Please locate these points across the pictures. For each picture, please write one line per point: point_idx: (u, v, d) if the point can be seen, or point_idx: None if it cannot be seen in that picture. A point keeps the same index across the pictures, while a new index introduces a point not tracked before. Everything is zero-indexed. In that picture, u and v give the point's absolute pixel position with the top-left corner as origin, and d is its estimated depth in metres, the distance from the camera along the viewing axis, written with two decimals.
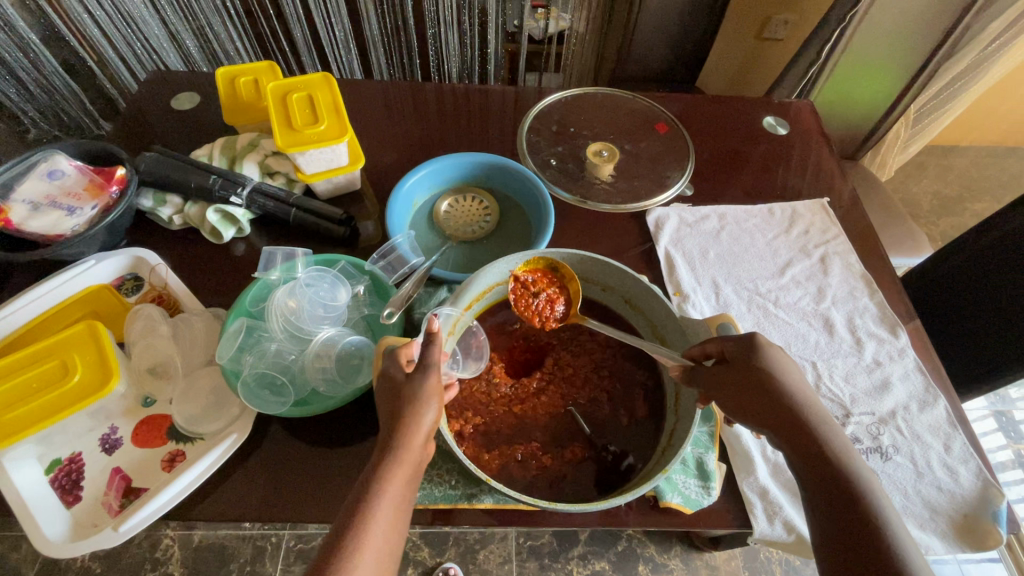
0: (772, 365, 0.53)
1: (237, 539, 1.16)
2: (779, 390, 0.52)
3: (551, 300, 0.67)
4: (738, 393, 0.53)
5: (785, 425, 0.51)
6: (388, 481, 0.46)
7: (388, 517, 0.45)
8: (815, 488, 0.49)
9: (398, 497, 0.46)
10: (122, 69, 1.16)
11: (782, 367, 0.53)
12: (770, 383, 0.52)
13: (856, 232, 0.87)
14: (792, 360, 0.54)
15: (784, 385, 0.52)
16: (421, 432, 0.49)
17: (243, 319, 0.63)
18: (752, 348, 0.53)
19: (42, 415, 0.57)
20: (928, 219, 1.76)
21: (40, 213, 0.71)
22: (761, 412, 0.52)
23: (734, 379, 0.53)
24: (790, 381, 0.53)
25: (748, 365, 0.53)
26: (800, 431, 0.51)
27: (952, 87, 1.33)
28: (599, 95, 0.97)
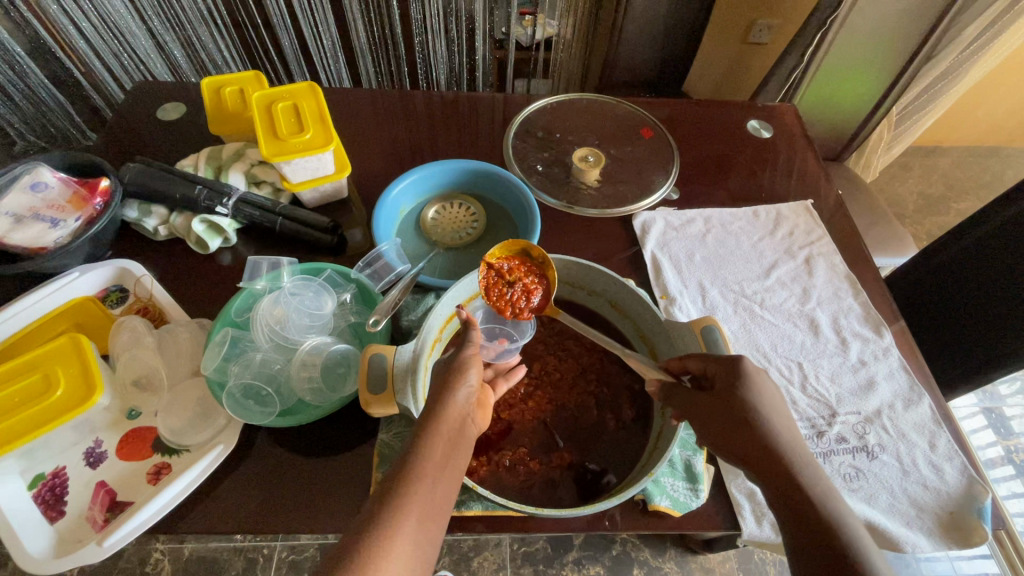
0: (753, 393, 0.50)
1: (228, 551, 1.15)
2: (758, 420, 0.49)
3: (526, 288, 0.65)
4: (716, 421, 0.51)
5: (763, 458, 0.48)
6: (424, 471, 0.46)
7: (424, 506, 0.44)
8: (793, 529, 0.45)
9: (435, 489, 0.46)
10: (108, 80, 1.16)
11: (764, 395, 0.50)
12: (748, 412, 0.49)
13: (840, 233, 0.88)
14: (769, 382, 0.52)
15: (764, 413, 0.49)
16: (465, 398, 0.52)
17: (228, 329, 0.63)
18: (733, 372, 0.51)
19: (24, 430, 0.57)
20: (914, 219, 1.79)
21: (22, 226, 0.70)
22: (739, 443, 0.49)
23: (711, 406, 0.51)
24: (773, 409, 0.50)
25: (728, 390, 0.50)
26: (778, 465, 0.47)
27: (933, 89, 1.35)
28: (585, 100, 0.98)
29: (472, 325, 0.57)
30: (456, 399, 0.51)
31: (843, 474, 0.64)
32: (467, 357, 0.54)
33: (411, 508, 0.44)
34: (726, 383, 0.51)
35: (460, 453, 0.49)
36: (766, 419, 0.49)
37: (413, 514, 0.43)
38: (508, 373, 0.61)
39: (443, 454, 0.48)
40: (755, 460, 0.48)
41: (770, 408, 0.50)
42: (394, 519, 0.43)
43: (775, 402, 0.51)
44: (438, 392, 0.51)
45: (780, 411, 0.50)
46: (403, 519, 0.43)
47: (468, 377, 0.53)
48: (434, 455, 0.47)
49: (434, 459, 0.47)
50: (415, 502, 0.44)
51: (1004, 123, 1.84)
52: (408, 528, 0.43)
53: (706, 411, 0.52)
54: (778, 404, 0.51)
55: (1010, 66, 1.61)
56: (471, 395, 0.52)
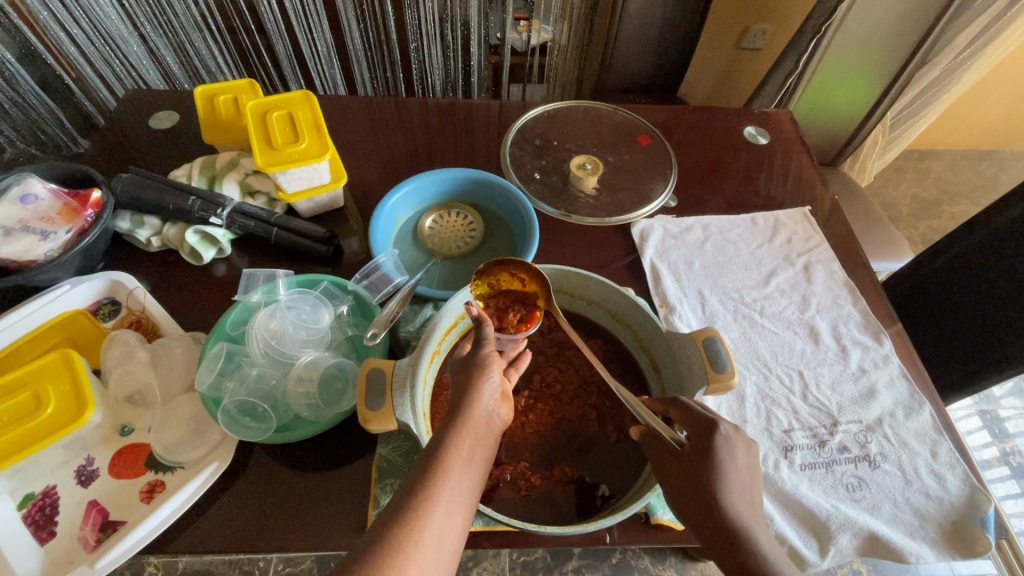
0: (722, 464, 0.49)
1: (222, 564, 1.14)
2: (724, 493, 0.49)
3: (517, 323, 0.63)
4: (680, 486, 0.50)
5: (720, 533, 0.48)
6: (451, 467, 0.46)
7: (450, 501, 0.45)
8: None
9: (461, 486, 0.46)
10: (99, 86, 1.14)
11: (734, 465, 0.50)
12: (715, 485, 0.49)
13: (838, 240, 0.88)
14: (743, 456, 0.51)
15: (730, 486, 0.49)
16: (486, 395, 0.52)
17: (223, 343, 0.62)
18: (705, 439, 0.50)
19: (13, 450, 0.55)
20: (908, 222, 1.79)
21: (12, 239, 0.69)
22: (701, 514, 0.49)
23: (679, 471, 0.51)
24: (740, 481, 0.50)
25: (696, 458, 0.50)
26: (736, 542, 0.47)
27: (927, 94, 1.36)
28: (581, 108, 0.98)
29: (484, 321, 0.56)
30: (480, 400, 0.51)
31: (845, 483, 0.64)
32: (486, 359, 0.54)
33: (438, 501, 0.44)
34: (697, 450, 0.50)
35: (484, 449, 0.50)
36: (731, 493, 0.49)
37: (440, 509, 0.44)
38: (516, 361, 0.61)
39: (469, 451, 0.48)
40: (714, 533, 0.48)
41: (737, 481, 0.50)
42: (422, 512, 0.43)
43: (742, 477, 0.50)
44: (462, 395, 0.51)
45: (747, 483, 0.50)
46: (429, 514, 0.43)
47: (492, 377, 0.53)
48: (460, 450, 0.47)
49: (460, 455, 0.47)
50: (442, 497, 0.44)
51: (994, 127, 1.86)
52: (435, 521, 0.43)
53: (673, 475, 0.51)
54: (744, 477, 0.50)
55: (1001, 72, 1.62)
56: (495, 394, 0.53)
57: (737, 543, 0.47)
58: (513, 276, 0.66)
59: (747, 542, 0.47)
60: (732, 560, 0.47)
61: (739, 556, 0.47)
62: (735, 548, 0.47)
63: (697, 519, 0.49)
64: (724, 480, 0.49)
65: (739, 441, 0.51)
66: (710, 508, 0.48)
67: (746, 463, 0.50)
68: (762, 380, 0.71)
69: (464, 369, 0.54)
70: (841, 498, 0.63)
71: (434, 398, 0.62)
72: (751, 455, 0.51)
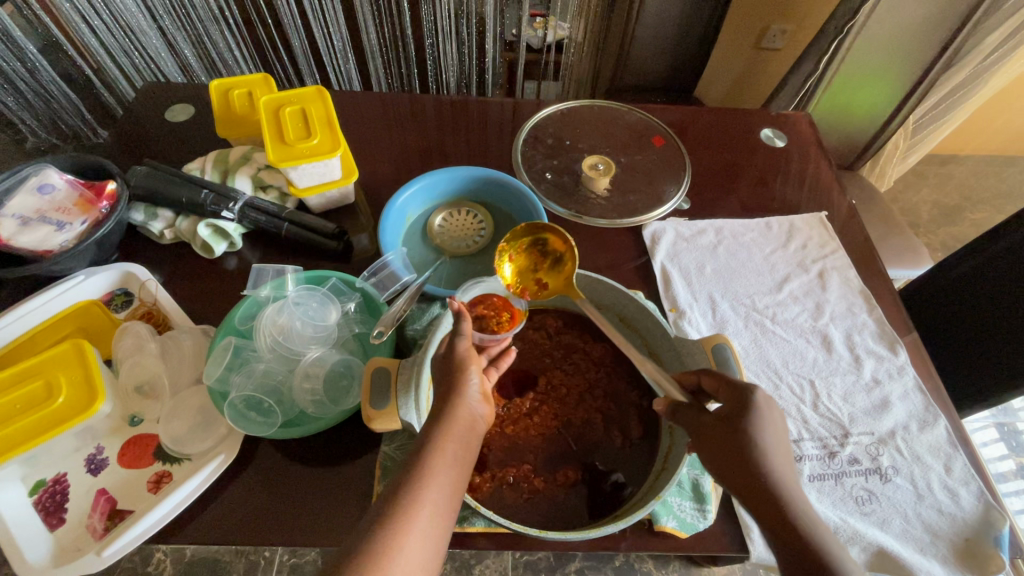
0: (762, 424, 0.49)
1: (229, 553, 1.16)
2: (765, 455, 0.48)
3: (497, 325, 0.63)
4: (722, 449, 0.49)
5: (765, 492, 0.47)
6: (434, 469, 0.46)
7: (434, 505, 0.45)
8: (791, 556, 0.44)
9: (445, 489, 0.46)
10: (119, 78, 1.16)
11: (773, 429, 0.49)
12: (756, 447, 0.48)
13: (854, 247, 0.86)
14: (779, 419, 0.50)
15: (771, 449, 0.48)
16: (470, 394, 0.51)
17: (231, 337, 0.63)
18: (743, 401, 0.49)
19: (25, 437, 0.56)
20: (928, 229, 1.76)
21: (29, 228, 0.70)
22: (745, 476, 0.47)
23: (719, 433, 0.49)
24: (779, 444, 0.49)
25: (737, 419, 0.49)
26: (783, 507, 0.46)
27: (953, 97, 1.32)
28: (595, 107, 0.96)
29: (462, 316, 0.54)
30: (464, 400, 0.50)
31: (855, 496, 0.63)
32: (465, 355, 0.53)
33: (422, 504, 0.44)
34: (736, 411, 0.49)
35: (468, 449, 0.49)
36: (771, 453, 0.48)
37: (425, 511, 0.44)
38: (497, 360, 0.59)
39: (453, 452, 0.48)
40: (759, 498, 0.47)
41: (777, 445, 0.49)
42: (406, 515, 0.43)
43: (780, 438, 0.49)
44: (446, 394, 0.50)
45: (784, 445, 0.50)
46: (413, 516, 0.43)
47: (473, 380, 0.52)
48: (443, 452, 0.47)
49: (442, 458, 0.47)
50: (427, 499, 0.45)
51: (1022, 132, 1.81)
52: (419, 525, 0.43)
53: (714, 438, 0.49)
54: (782, 438, 0.50)
55: None
56: (478, 392, 0.52)
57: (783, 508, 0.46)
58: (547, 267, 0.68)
59: (795, 508, 0.46)
60: (781, 528, 0.45)
61: (788, 521, 0.45)
62: (783, 513, 0.45)
63: (741, 484, 0.48)
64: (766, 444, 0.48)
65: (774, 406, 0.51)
66: (752, 470, 0.47)
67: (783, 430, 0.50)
68: (772, 389, 0.70)
69: (443, 367, 0.52)
70: (850, 511, 0.62)
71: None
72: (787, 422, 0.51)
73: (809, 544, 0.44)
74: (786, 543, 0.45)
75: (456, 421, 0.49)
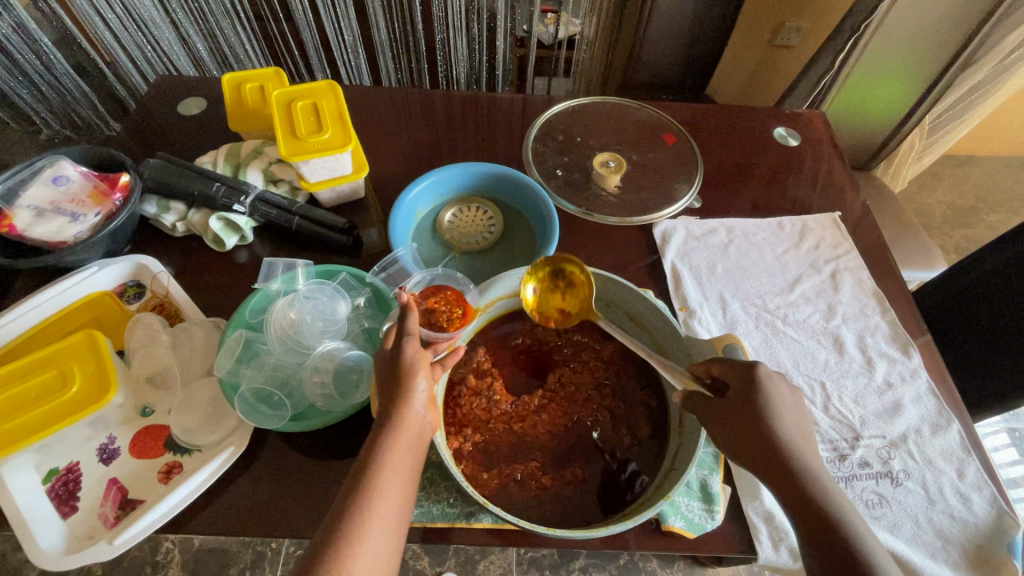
0: (773, 399, 0.50)
1: (237, 544, 1.18)
2: (780, 430, 0.49)
3: (449, 321, 0.64)
4: (737, 428, 0.50)
5: (781, 465, 0.48)
6: (379, 484, 0.46)
7: (386, 519, 0.45)
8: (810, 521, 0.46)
9: (395, 501, 0.47)
10: (132, 71, 1.17)
11: (783, 404, 0.50)
12: (769, 423, 0.49)
13: (868, 248, 0.85)
14: (786, 393, 0.52)
15: (782, 424, 0.49)
16: (414, 404, 0.51)
17: (242, 330, 0.63)
18: (750, 380, 0.50)
19: (40, 426, 0.57)
20: (942, 231, 1.73)
21: (44, 219, 0.71)
22: (761, 453, 0.49)
23: (733, 412, 0.50)
24: (790, 416, 0.51)
25: (747, 398, 0.50)
26: (800, 481, 0.47)
27: (971, 98, 1.30)
28: (606, 104, 0.96)
29: (410, 308, 0.55)
30: (408, 409, 0.50)
31: (865, 500, 0.62)
32: (411, 360, 0.52)
33: (373, 520, 0.45)
34: (747, 390, 0.50)
35: (415, 457, 0.50)
36: (782, 426, 0.49)
37: (377, 526, 0.45)
38: (445, 358, 0.57)
39: (399, 464, 0.48)
40: (775, 473, 0.48)
41: (788, 419, 0.50)
42: (354, 535, 0.44)
43: (789, 410, 0.51)
44: (389, 404, 0.50)
45: (794, 416, 0.51)
46: (363, 534, 0.44)
47: (420, 385, 0.52)
48: (387, 467, 0.47)
49: (387, 473, 0.47)
50: (376, 514, 0.45)
51: None
52: (369, 542, 0.44)
53: (727, 418, 0.50)
54: (791, 411, 0.51)
55: None
56: (424, 399, 0.51)
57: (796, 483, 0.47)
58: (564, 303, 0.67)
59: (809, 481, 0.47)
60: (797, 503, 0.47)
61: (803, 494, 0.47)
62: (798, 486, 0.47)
63: (757, 461, 0.49)
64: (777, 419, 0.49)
65: (781, 380, 0.52)
66: (767, 446, 0.48)
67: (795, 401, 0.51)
68: None
69: (388, 375, 0.52)
70: (860, 514, 0.61)
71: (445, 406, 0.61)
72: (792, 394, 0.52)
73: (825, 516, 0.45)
74: (802, 517, 0.46)
75: (401, 432, 0.49)
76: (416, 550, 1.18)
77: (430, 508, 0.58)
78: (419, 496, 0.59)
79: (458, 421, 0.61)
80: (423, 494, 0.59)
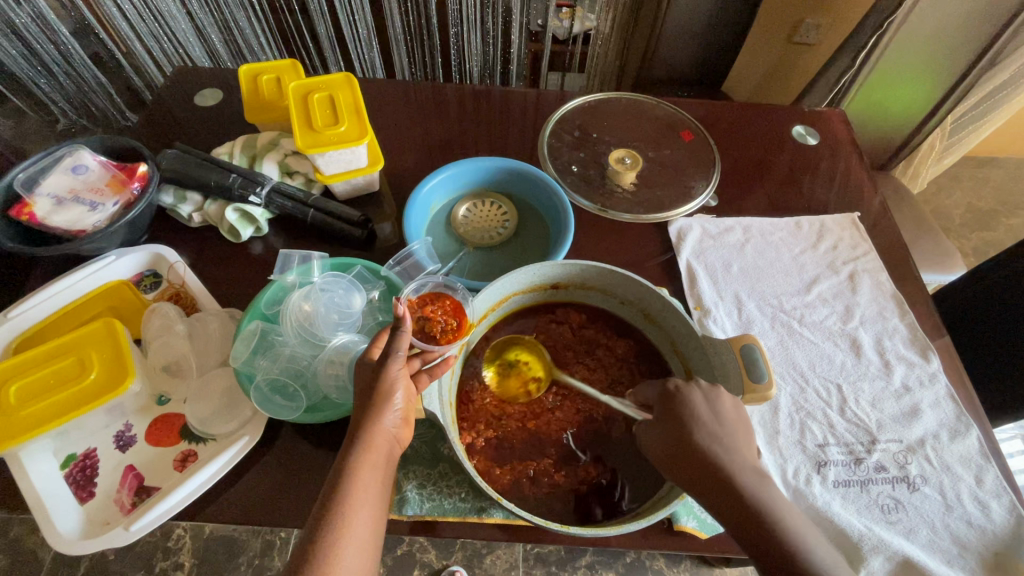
0: (692, 418, 0.50)
1: (247, 532, 1.19)
2: (705, 447, 0.49)
3: (442, 333, 0.61)
4: (670, 449, 0.50)
5: (709, 479, 0.48)
6: (353, 504, 0.46)
7: (360, 541, 0.45)
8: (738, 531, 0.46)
9: (367, 523, 0.47)
10: (148, 62, 1.17)
11: (701, 418, 0.50)
12: (696, 439, 0.49)
13: (886, 249, 0.83)
14: (712, 409, 0.50)
15: (711, 438, 0.49)
16: (384, 424, 0.51)
17: (258, 321, 0.64)
18: (669, 402, 0.52)
19: (59, 412, 0.58)
20: (960, 233, 1.71)
21: (63, 208, 0.72)
22: (697, 471, 0.48)
23: (661, 434, 0.52)
24: (718, 430, 0.49)
25: (670, 418, 0.51)
26: (739, 494, 0.46)
27: (994, 99, 1.27)
28: (623, 100, 0.95)
29: (403, 321, 0.54)
30: (381, 425, 0.51)
31: (881, 504, 0.61)
32: (393, 376, 0.52)
33: (347, 544, 0.45)
34: (669, 408, 0.52)
35: (384, 477, 0.50)
36: (705, 441, 0.49)
37: (351, 550, 0.45)
38: (433, 367, 0.56)
39: (370, 482, 0.48)
40: (712, 492, 0.47)
41: (717, 432, 0.49)
42: (328, 557, 0.44)
43: (716, 426, 0.49)
44: (362, 421, 0.50)
45: (725, 430, 0.49)
46: (336, 559, 0.44)
47: (395, 402, 0.52)
48: (360, 486, 0.47)
49: (361, 492, 0.47)
50: (349, 537, 0.45)
51: None
52: (346, 562, 0.44)
53: (659, 441, 0.52)
54: (719, 426, 0.49)
55: None
56: (398, 416, 0.52)
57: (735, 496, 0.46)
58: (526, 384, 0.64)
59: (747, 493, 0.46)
60: (738, 519, 0.46)
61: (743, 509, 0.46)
62: (737, 502, 0.46)
63: (695, 480, 0.48)
64: (704, 432, 0.49)
65: (696, 390, 0.52)
66: (703, 461, 0.48)
67: (730, 409, 0.51)
68: (798, 391, 0.69)
69: (365, 393, 0.52)
70: (876, 519, 0.60)
71: (458, 403, 0.61)
72: (715, 403, 0.51)
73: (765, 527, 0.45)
74: (743, 532, 0.45)
75: (372, 449, 0.49)
76: (423, 543, 1.19)
77: (441, 503, 0.58)
78: (432, 490, 0.59)
79: (471, 415, 0.61)
80: (434, 488, 0.59)
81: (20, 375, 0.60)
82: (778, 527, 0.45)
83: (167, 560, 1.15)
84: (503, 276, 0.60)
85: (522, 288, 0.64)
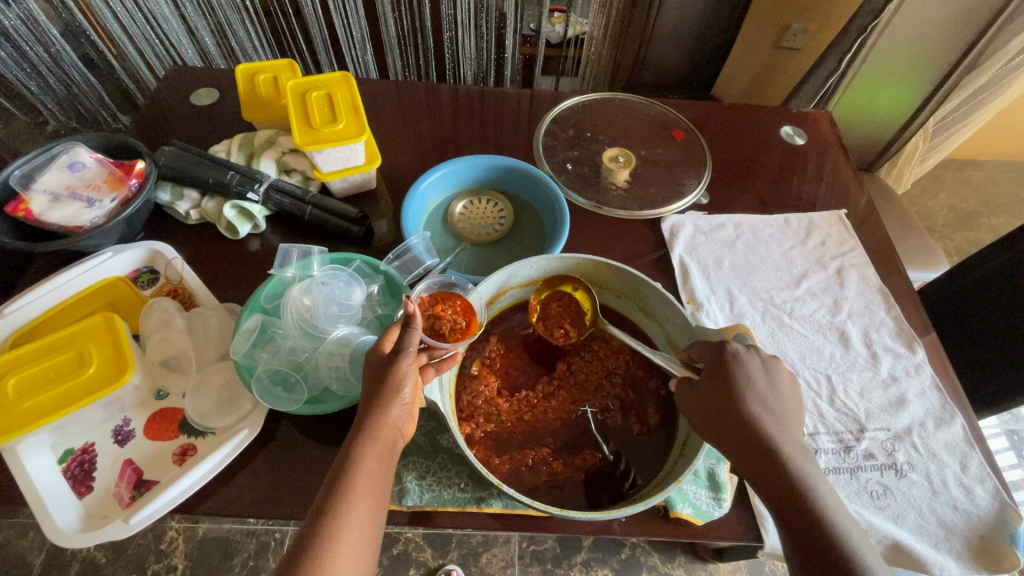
0: (740, 380, 0.53)
1: (241, 533, 1.19)
2: (754, 413, 0.52)
3: (451, 331, 0.62)
4: (715, 415, 0.53)
5: (755, 443, 0.51)
6: (358, 492, 0.47)
7: (362, 528, 0.46)
8: (777, 488, 0.50)
9: (370, 509, 0.47)
10: (140, 65, 1.17)
11: (753, 383, 0.53)
12: (750, 412, 0.52)
13: (873, 245, 0.86)
14: (760, 377, 0.54)
15: (765, 410, 0.53)
16: (389, 417, 0.51)
17: (258, 315, 0.64)
18: (727, 373, 0.54)
19: (58, 405, 0.58)
20: (943, 233, 1.75)
21: (60, 205, 0.71)
22: (750, 442, 0.51)
23: (712, 401, 0.53)
24: (761, 393, 0.54)
25: (724, 384, 0.53)
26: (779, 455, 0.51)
27: (977, 102, 1.30)
28: (617, 100, 0.97)
29: (415, 318, 0.54)
30: (389, 418, 0.51)
31: (870, 490, 0.63)
32: (403, 372, 0.52)
33: (349, 531, 0.45)
34: (719, 371, 0.54)
35: (388, 467, 0.50)
36: (754, 404, 0.53)
37: (353, 536, 0.45)
38: (440, 361, 0.57)
39: (372, 473, 0.49)
40: (764, 458, 0.51)
41: (770, 403, 0.54)
42: (332, 543, 0.44)
43: (760, 392, 0.54)
44: (368, 410, 0.51)
45: (768, 397, 0.54)
46: (339, 543, 0.44)
47: (404, 394, 0.52)
48: (365, 476, 0.48)
49: (366, 481, 0.48)
50: (352, 523, 0.46)
51: None
52: (348, 549, 0.45)
53: (707, 409, 0.54)
54: (765, 394, 0.54)
55: None
56: (405, 409, 0.52)
57: (782, 470, 0.50)
58: (511, 379, 0.66)
59: (805, 475, 0.50)
60: (791, 503, 0.49)
61: (789, 480, 0.49)
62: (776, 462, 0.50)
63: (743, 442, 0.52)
64: (756, 395, 0.53)
65: (753, 358, 0.55)
66: (751, 428, 0.52)
67: (785, 381, 0.56)
68: None
69: (372, 385, 0.53)
70: (864, 504, 0.62)
71: (455, 394, 0.62)
72: (771, 373, 0.55)
73: (809, 501, 0.48)
74: (781, 488, 0.49)
75: (378, 439, 0.50)
76: (419, 542, 1.19)
77: (441, 493, 0.59)
78: (431, 481, 0.60)
79: (469, 407, 0.62)
80: (433, 480, 0.60)
81: (18, 369, 0.60)
82: (812, 490, 0.49)
83: (160, 563, 1.14)
84: (500, 272, 0.61)
85: (518, 283, 0.66)
